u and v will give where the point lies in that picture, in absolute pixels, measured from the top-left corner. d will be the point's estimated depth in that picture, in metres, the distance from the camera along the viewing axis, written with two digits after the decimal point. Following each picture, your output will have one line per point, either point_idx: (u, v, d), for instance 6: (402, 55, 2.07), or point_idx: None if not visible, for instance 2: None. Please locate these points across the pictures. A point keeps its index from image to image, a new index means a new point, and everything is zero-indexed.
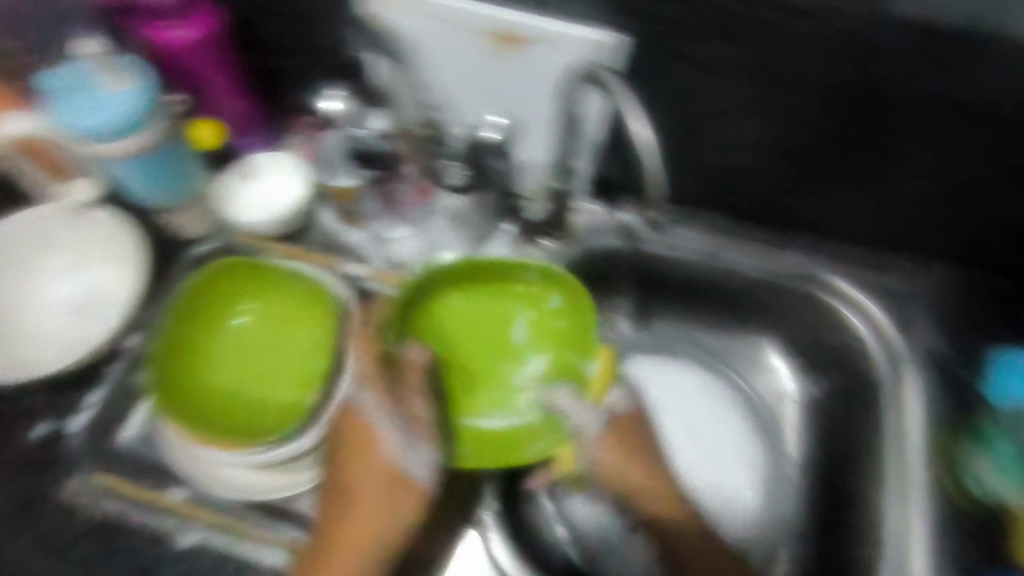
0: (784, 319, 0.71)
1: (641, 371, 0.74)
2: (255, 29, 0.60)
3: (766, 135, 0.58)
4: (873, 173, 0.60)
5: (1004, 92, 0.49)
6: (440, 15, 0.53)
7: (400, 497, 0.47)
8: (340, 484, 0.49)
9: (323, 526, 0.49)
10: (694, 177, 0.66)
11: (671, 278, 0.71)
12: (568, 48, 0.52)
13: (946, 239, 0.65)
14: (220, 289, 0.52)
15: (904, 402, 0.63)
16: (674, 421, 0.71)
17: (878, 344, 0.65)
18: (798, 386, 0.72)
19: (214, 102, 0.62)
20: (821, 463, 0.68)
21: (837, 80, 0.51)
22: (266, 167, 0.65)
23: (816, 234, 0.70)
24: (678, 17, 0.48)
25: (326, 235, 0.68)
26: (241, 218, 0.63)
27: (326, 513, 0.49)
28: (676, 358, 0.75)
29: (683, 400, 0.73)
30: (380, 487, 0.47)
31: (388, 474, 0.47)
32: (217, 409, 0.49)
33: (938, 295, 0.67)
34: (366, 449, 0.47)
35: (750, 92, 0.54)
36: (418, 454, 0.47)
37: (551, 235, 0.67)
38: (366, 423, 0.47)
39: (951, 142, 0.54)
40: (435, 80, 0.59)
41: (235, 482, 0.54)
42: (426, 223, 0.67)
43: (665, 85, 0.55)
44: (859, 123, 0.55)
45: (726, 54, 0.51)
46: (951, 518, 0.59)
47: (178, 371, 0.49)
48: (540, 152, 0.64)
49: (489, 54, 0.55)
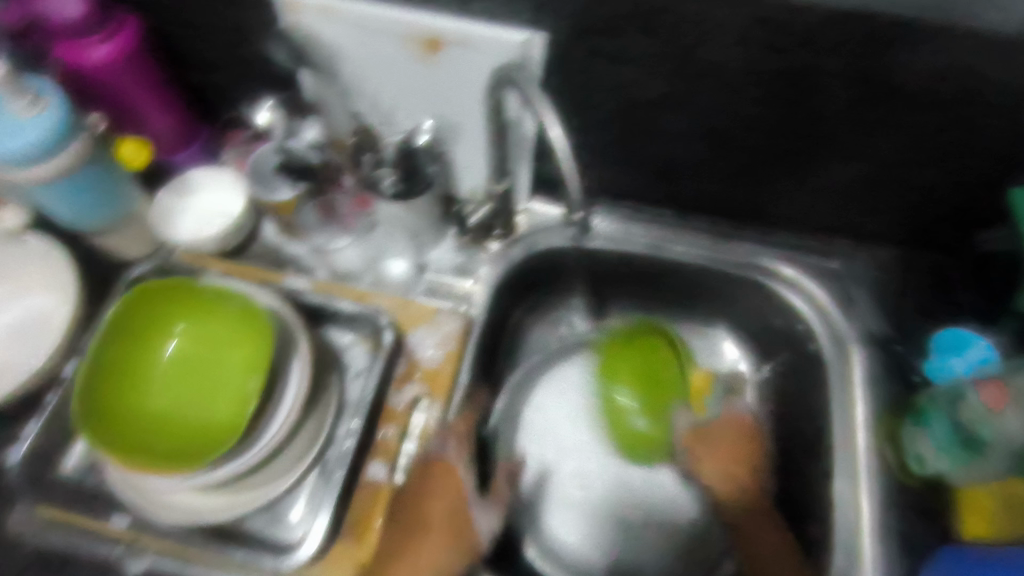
0: (733, 305, 0.72)
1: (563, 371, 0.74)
2: (175, 48, 0.62)
3: (699, 125, 0.59)
4: (810, 159, 0.61)
5: (928, 78, 0.49)
6: (356, 21, 0.52)
7: (457, 535, 0.59)
8: (413, 515, 0.58)
9: (378, 549, 0.55)
10: (633, 170, 0.67)
11: (620, 274, 0.73)
12: (491, 52, 0.52)
13: (882, 221, 0.67)
14: (156, 312, 0.52)
15: (849, 377, 0.63)
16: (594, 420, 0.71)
17: (824, 326, 0.66)
18: (751, 370, 0.74)
19: (145, 121, 0.63)
20: (777, 447, 0.69)
21: (763, 70, 0.51)
22: (204, 183, 0.68)
23: (758, 221, 0.72)
24: (589, 12, 0.48)
25: (269, 246, 0.70)
26: (182, 238, 0.65)
27: (384, 533, 0.56)
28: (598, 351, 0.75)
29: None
30: (457, 525, 0.59)
31: (464, 519, 0.60)
32: (151, 434, 0.48)
33: (874, 276, 0.69)
34: (454, 488, 0.60)
35: (676, 85, 0.54)
36: (489, 513, 0.62)
37: (498, 236, 0.70)
38: (449, 463, 0.61)
39: (882, 127, 0.55)
40: (364, 88, 0.58)
41: (183, 504, 0.53)
42: (373, 230, 0.69)
43: (588, 81, 0.56)
44: (790, 111, 0.55)
45: (646, 47, 0.51)
46: (899, 495, 0.59)
47: (116, 396, 0.49)
48: (473, 158, 0.64)
49: (413, 61, 0.54)
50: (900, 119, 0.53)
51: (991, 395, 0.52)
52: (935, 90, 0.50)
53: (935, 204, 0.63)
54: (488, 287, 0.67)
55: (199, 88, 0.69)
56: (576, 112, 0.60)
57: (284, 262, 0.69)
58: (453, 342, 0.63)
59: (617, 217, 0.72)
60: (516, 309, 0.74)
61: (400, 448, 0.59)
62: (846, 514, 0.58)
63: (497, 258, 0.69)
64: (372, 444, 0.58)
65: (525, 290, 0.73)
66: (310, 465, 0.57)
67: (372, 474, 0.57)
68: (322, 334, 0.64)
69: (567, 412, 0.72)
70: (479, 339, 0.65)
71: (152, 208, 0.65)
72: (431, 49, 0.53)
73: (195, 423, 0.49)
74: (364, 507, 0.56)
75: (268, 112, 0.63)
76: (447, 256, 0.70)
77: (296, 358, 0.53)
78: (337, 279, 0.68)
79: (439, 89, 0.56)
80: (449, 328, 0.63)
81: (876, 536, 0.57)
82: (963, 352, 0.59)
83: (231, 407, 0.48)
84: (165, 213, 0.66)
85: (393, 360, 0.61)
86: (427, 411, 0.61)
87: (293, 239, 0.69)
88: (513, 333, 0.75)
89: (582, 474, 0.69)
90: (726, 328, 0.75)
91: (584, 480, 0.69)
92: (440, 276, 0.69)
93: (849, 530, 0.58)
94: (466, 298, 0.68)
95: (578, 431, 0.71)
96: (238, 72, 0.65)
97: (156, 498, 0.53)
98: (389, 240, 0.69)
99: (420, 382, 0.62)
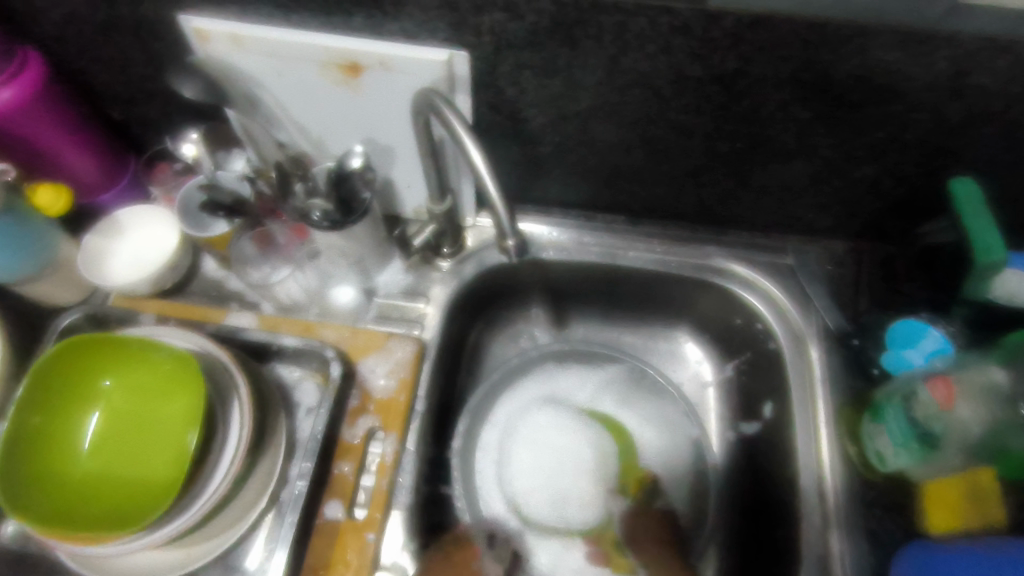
0: (692, 308, 0.72)
1: (526, 389, 0.71)
2: (90, 82, 0.62)
3: (633, 135, 0.58)
4: (748, 162, 0.60)
5: (849, 76, 0.49)
6: (269, 50, 0.52)
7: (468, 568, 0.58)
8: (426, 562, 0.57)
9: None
10: (578, 180, 0.67)
11: (576, 285, 0.72)
12: (408, 70, 0.52)
13: (828, 216, 0.67)
14: (84, 368, 0.49)
15: (810, 376, 0.63)
16: (549, 440, 0.65)
17: (780, 323, 0.65)
18: (716, 370, 0.74)
19: (65, 163, 0.62)
20: (742, 448, 0.69)
21: (686, 74, 0.51)
22: (134, 221, 0.65)
23: (709, 223, 0.71)
24: (504, 26, 0.48)
25: (211, 282, 0.67)
26: (114, 280, 0.62)
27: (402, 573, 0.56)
28: (563, 367, 0.72)
29: (566, 420, 0.66)
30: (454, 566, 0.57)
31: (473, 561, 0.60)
32: (87, 498, 0.46)
33: (827, 268, 0.69)
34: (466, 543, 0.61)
35: (602, 94, 0.54)
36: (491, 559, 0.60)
37: (447, 254, 0.68)
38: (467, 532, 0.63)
39: (815, 127, 0.54)
40: (293, 113, 0.59)
41: (125, 568, 0.50)
42: (317, 257, 0.67)
43: (518, 95, 0.55)
44: (720, 115, 0.54)
45: (568, 58, 0.50)
46: (863, 491, 0.58)
47: (47, 461, 0.47)
48: (413, 172, 0.63)
49: (337, 85, 0.55)
50: (830, 118, 0.53)
51: (940, 391, 0.52)
52: (857, 87, 0.50)
53: (878, 198, 0.63)
54: (440, 309, 0.67)
55: (121, 122, 0.67)
56: (512, 125, 0.59)
57: (226, 298, 0.66)
58: (405, 369, 0.61)
59: (568, 226, 0.70)
60: (474, 327, 0.73)
61: (356, 485, 0.57)
62: (812, 515, 0.58)
63: (449, 279, 0.68)
64: (329, 482, 0.56)
65: (481, 307, 0.73)
66: (263, 509, 0.55)
67: (329, 514, 0.55)
68: (269, 371, 0.62)
69: (522, 432, 0.66)
70: (434, 363, 0.64)
71: (79, 255, 0.63)
72: (351, 72, 0.53)
73: (132, 482, 0.46)
74: (321, 549, 0.54)
75: (193, 144, 0.60)
76: (395, 279, 0.68)
77: (235, 400, 0.51)
78: (283, 310, 0.66)
79: (364, 114, 0.58)
80: (401, 354, 0.61)
81: (845, 536, 0.57)
82: (918, 344, 0.59)
83: (172, 461, 0.46)
84: (95, 255, 0.63)
85: (344, 393, 0.59)
86: (382, 443, 0.58)
87: (234, 273, 0.67)
88: (472, 350, 0.74)
89: (532, 500, 0.62)
90: (687, 329, 0.75)
91: (533, 507, 0.62)
92: (390, 300, 0.67)
93: (816, 530, 0.57)
94: (418, 321, 0.66)
95: (530, 453, 0.64)
96: (167, 103, 0.63)
97: (100, 562, 0.50)
98: (334, 267, 0.67)
99: (374, 413, 0.59)
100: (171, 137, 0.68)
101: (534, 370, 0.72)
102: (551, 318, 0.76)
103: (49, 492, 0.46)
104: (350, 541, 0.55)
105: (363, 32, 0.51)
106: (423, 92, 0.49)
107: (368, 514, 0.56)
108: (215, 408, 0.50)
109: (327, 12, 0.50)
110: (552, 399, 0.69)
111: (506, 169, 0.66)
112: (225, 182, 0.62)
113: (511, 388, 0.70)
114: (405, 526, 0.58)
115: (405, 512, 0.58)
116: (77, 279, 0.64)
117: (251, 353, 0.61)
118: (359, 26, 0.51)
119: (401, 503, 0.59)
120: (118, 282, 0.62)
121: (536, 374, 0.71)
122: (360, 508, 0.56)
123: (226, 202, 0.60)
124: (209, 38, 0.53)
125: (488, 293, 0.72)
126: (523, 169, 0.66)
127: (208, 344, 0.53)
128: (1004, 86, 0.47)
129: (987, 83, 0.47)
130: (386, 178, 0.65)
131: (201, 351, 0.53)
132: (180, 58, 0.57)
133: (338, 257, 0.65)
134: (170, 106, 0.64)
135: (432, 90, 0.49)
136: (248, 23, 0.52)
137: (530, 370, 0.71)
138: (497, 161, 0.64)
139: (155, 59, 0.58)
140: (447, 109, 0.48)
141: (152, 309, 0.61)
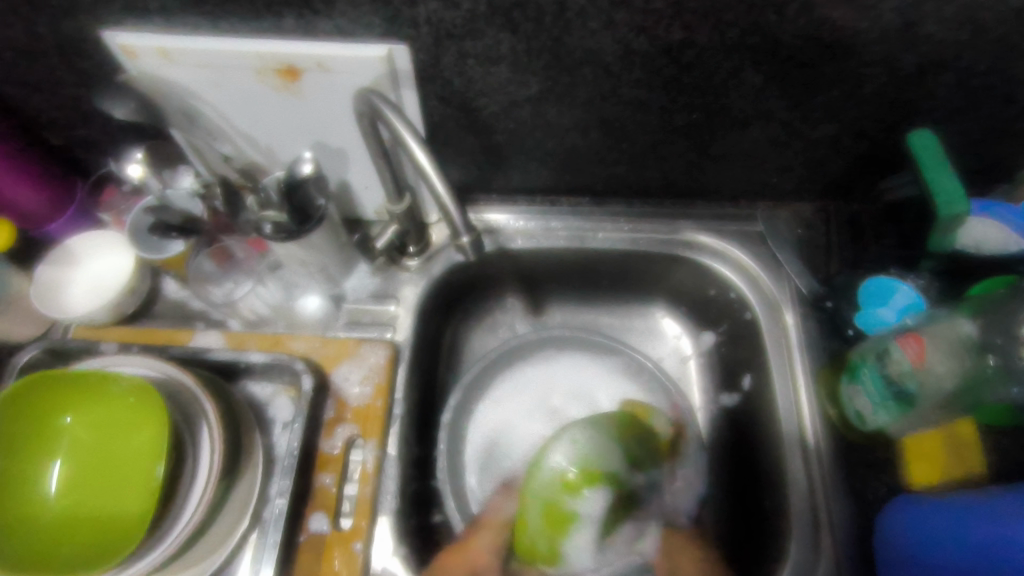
0: (666, 282, 0.72)
1: (530, 376, 0.71)
2: (22, 108, 0.60)
3: (585, 117, 0.58)
4: (707, 133, 0.59)
5: (796, 37, 0.48)
6: (200, 60, 0.51)
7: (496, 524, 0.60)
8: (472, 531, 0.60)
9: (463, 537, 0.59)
10: (539, 166, 0.65)
11: (549, 269, 0.71)
12: (350, 68, 0.51)
13: (791, 180, 0.66)
14: (48, 404, 0.48)
15: (787, 342, 0.63)
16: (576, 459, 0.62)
17: (753, 291, 0.66)
18: (694, 344, 0.74)
19: (6, 194, 0.60)
20: (728, 419, 0.69)
21: (629, 48, 0.49)
22: (89, 251, 0.64)
23: (676, 197, 0.70)
24: (440, 15, 0.46)
25: (173, 304, 0.66)
26: (76, 311, 0.60)
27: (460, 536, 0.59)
28: (557, 356, 0.72)
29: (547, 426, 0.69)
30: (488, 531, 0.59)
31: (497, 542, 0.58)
32: (52, 543, 0.45)
33: (795, 233, 0.69)
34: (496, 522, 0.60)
35: (547, 76, 0.52)
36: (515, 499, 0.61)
37: (413, 254, 0.67)
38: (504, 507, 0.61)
39: (764, 91, 0.54)
40: (238, 124, 0.58)
41: None
42: (281, 268, 0.66)
43: (466, 85, 0.53)
44: (670, 87, 0.53)
45: (511, 44, 0.49)
46: (845, 451, 0.58)
47: (11, 503, 0.45)
48: (368, 173, 0.62)
49: (276, 91, 0.53)
50: (783, 80, 0.52)
51: (912, 348, 0.52)
52: (807, 47, 0.49)
53: (841, 156, 0.62)
54: (412, 309, 0.65)
55: (63, 148, 0.66)
56: (464, 116, 0.58)
57: (192, 317, 0.65)
58: (380, 373, 0.60)
59: (533, 214, 0.70)
60: (450, 323, 0.72)
61: (340, 495, 0.56)
62: (799, 479, 0.58)
63: (417, 278, 0.67)
64: (311, 494, 0.56)
65: (455, 303, 0.72)
66: (245, 529, 0.54)
67: (315, 527, 0.54)
68: (240, 389, 0.61)
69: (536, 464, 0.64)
70: (409, 365, 0.63)
71: (33, 291, 0.61)
72: (289, 76, 0.52)
73: (102, 518, 0.45)
74: (308, 563, 0.53)
75: (139, 164, 0.57)
76: (363, 284, 0.67)
77: (204, 423, 0.50)
78: (250, 327, 0.65)
79: (309, 117, 0.56)
80: (375, 359, 0.61)
81: (830, 497, 0.57)
82: (889, 301, 0.59)
83: (139, 494, 0.45)
84: (50, 287, 0.62)
85: (318, 404, 0.58)
86: (363, 450, 0.58)
87: (194, 293, 0.66)
88: (449, 348, 0.73)
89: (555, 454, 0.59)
90: (664, 305, 0.75)
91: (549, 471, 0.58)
92: (359, 305, 0.66)
93: (802, 494, 0.57)
94: (391, 323, 0.65)
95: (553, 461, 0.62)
96: (108, 125, 0.62)
97: None
98: (299, 276, 0.66)
99: (352, 422, 0.58)
100: (114, 159, 0.66)
101: (530, 355, 0.72)
102: (527, 307, 0.76)
103: (17, 532, 0.45)
104: (338, 553, 0.54)
105: (296, 34, 0.49)
106: (363, 93, 0.48)
107: (355, 523, 0.55)
108: (185, 435, 0.49)
109: (256, 15, 0.48)
110: (537, 402, 0.70)
111: (466, 161, 0.65)
112: (176, 200, 0.59)
113: (508, 372, 0.71)
114: (393, 533, 0.56)
115: (393, 518, 0.57)
116: (31, 314, 0.62)
117: (218, 372, 0.60)
118: (291, 29, 0.49)
119: (387, 507, 0.57)
120: (79, 313, 0.60)
121: (536, 359, 0.72)
122: (345, 518, 0.56)
123: (177, 223, 0.58)
124: (136, 54, 0.51)
125: (459, 288, 0.71)
126: (482, 159, 0.64)
127: (171, 369, 0.52)
128: (952, 33, 0.47)
129: (937, 32, 0.47)
130: (342, 181, 0.64)
131: (165, 377, 0.52)
132: (112, 75, 0.55)
133: (300, 267, 0.64)
134: (110, 126, 0.62)
135: (372, 90, 0.48)
136: (173, 33, 0.50)
137: (523, 356, 0.72)
138: (452, 154, 0.63)
139: (86, 79, 0.56)
140: (389, 109, 0.47)
141: (114, 337, 0.61)
